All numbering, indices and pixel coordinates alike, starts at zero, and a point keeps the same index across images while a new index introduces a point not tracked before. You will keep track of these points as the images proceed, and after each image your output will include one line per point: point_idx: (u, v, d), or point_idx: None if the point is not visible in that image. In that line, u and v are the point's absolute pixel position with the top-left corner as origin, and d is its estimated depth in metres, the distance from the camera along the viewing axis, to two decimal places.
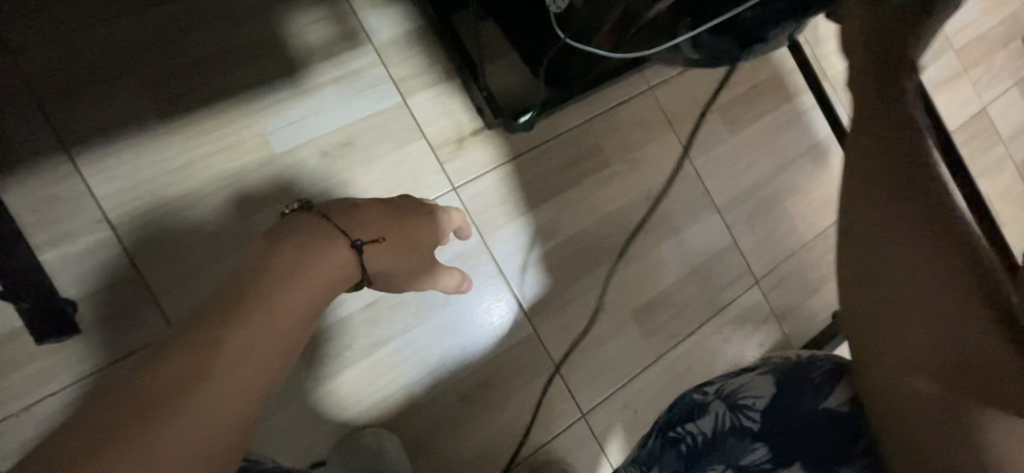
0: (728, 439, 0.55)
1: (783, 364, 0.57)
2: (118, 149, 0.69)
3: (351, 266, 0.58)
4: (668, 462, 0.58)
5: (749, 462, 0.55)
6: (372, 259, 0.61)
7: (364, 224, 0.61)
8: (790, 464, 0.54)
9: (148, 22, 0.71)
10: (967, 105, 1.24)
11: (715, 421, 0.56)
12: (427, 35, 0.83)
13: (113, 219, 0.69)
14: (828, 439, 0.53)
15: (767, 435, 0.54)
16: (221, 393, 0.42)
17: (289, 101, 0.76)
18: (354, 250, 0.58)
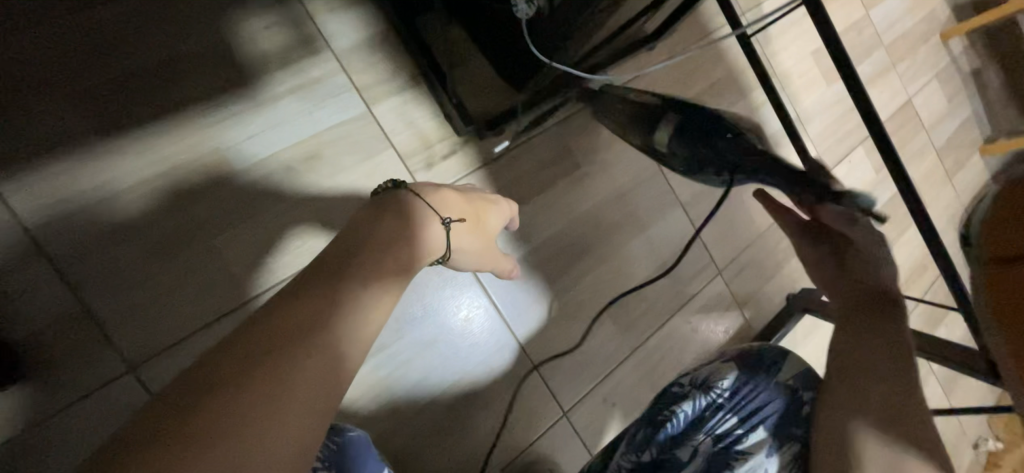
0: (704, 414, 0.70)
1: (740, 353, 0.74)
2: (47, 173, 0.62)
3: (439, 240, 0.60)
4: (656, 440, 0.69)
5: (722, 430, 0.68)
6: (456, 236, 0.63)
7: (448, 203, 0.63)
8: (754, 427, 0.68)
9: (74, 31, 0.64)
10: (895, 98, 1.35)
11: (693, 402, 0.70)
12: (389, 39, 0.80)
13: (50, 252, 0.62)
14: (783, 408, 0.69)
15: (734, 406, 0.69)
16: (318, 371, 0.43)
17: (245, 114, 0.71)
18: (445, 225, 0.61)
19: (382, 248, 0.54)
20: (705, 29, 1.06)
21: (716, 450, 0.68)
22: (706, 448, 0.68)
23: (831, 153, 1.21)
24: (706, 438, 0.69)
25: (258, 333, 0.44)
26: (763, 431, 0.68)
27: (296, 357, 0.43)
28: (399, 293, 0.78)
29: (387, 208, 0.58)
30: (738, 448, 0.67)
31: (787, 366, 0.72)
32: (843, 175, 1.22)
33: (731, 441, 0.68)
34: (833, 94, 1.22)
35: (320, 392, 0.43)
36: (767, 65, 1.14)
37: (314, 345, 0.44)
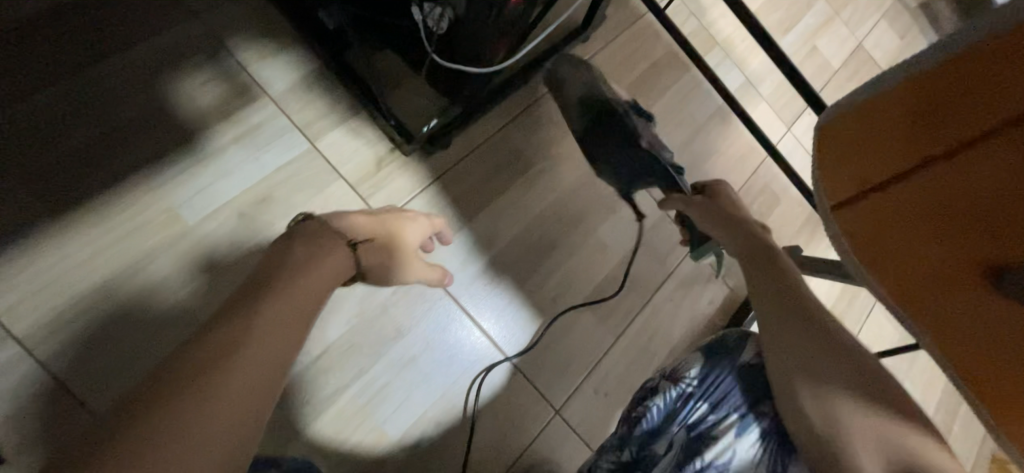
0: (675, 407, 0.60)
1: (708, 339, 0.63)
2: (7, 259, 0.65)
3: (348, 262, 0.63)
4: (635, 436, 0.61)
5: (695, 420, 0.58)
6: (368, 255, 0.65)
7: (354, 225, 0.65)
8: (728, 415, 0.57)
9: (17, 119, 0.67)
10: (844, 44, 1.36)
11: (663, 395, 0.60)
12: (323, 75, 0.82)
13: (19, 333, 0.64)
14: (756, 391, 0.58)
15: (707, 395, 0.58)
16: (230, 401, 0.44)
17: (192, 170, 0.74)
18: (352, 247, 0.63)
19: (303, 273, 0.56)
20: (637, 12, 1.08)
21: (691, 443, 0.57)
22: (681, 441, 0.58)
23: (788, 109, 1.21)
24: (681, 430, 0.59)
25: (184, 354, 0.45)
26: (737, 413, 0.57)
27: (221, 375, 0.45)
28: (368, 320, 0.79)
29: (299, 235, 0.61)
30: (712, 441, 0.56)
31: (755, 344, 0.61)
32: (804, 128, 1.22)
33: (704, 431, 0.57)
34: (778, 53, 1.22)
35: (232, 423, 0.43)
36: (707, 36, 1.15)
37: (223, 377, 0.45)
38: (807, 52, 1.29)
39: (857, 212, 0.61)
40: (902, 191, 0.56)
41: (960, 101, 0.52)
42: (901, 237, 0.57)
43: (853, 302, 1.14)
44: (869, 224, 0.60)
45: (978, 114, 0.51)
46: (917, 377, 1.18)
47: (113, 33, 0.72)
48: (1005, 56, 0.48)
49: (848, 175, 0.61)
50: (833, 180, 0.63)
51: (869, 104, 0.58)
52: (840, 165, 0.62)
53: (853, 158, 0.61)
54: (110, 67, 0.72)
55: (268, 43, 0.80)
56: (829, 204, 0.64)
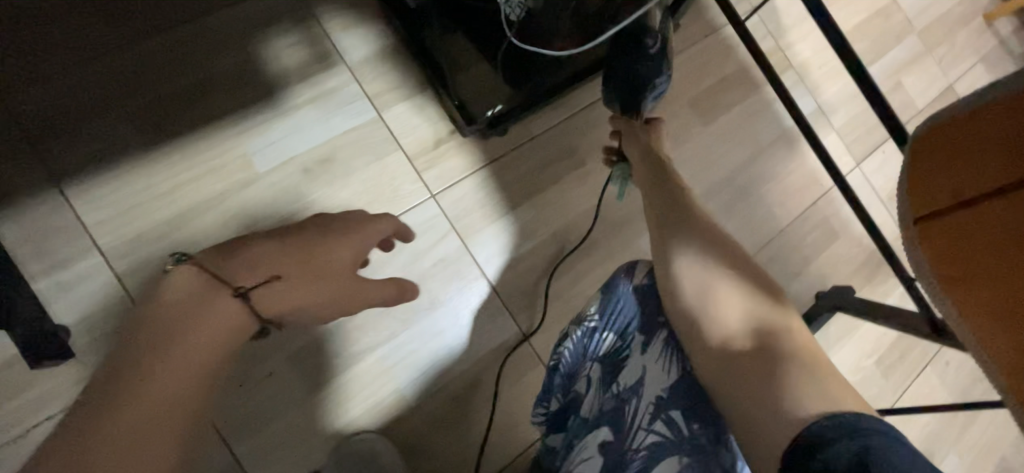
0: (586, 346, 0.61)
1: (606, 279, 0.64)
2: (104, 179, 0.72)
3: (239, 314, 0.55)
4: (559, 384, 0.64)
5: (604, 353, 0.60)
6: (264, 299, 0.56)
7: (254, 264, 0.57)
8: (632, 339, 0.59)
9: (129, 55, 0.74)
10: (933, 84, 1.27)
11: (571, 338, 0.62)
12: (398, 51, 0.87)
13: (103, 245, 0.71)
14: (650, 309, 0.61)
15: (609, 327, 0.60)
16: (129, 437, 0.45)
17: (268, 123, 0.79)
18: (238, 298, 0.55)
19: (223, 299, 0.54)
20: (713, 25, 1.06)
21: (607, 375, 0.59)
22: (597, 377, 0.59)
23: (860, 144, 1.15)
24: (596, 365, 0.60)
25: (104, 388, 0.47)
26: (640, 337, 0.59)
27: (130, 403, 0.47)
28: None
29: (311, 229, 0.61)
30: (625, 366, 0.58)
31: (642, 268, 0.64)
32: (875, 166, 1.15)
33: (618, 360, 0.59)
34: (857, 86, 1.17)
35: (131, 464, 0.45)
36: (783, 57, 1.11)
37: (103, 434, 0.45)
38: (890, 88, 1.22)
39: (933, 232, 0.48)
40: (971, 216, 0.45)
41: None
42: (962, 268, 0.46)
43: (905, 356, 1.07)
44: (940, 250, 0.48)
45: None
46: (966, 448, 1.08)
47: None
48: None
49: (917, 195, 0.50)
50: (913, 191, 0.51)
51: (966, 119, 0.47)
52: (911, 190, 0.51)
53: (943, 166, 0.48)
54: (212, 20, 0.78)
55: (353, 15, 0.85)
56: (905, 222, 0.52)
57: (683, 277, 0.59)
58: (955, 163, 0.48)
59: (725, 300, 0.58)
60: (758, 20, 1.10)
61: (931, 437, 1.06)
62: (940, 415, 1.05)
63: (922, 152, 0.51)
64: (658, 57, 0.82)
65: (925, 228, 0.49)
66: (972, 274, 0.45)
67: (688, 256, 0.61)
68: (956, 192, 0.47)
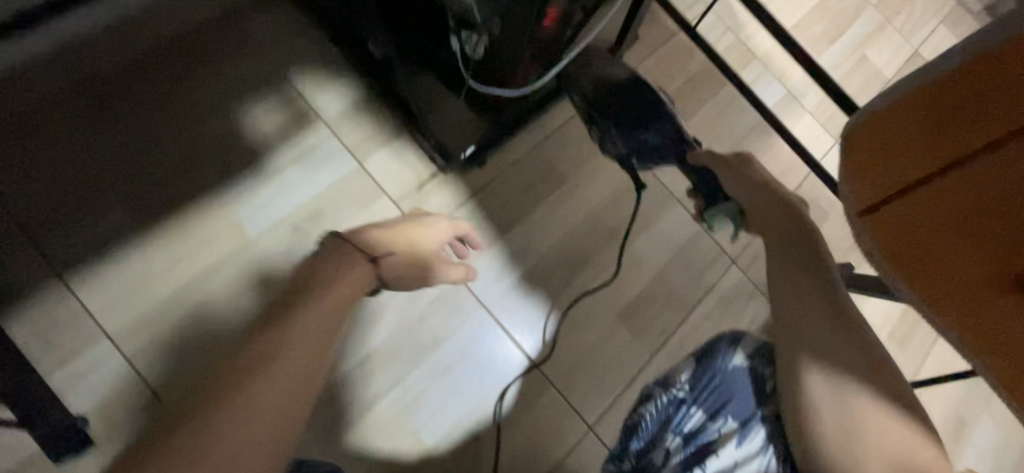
0: (670, 415, 0.60)
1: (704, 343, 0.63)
2: (104, 266, 0.74)
3: (367, 277, 0.65)
4: (632, 451, 0.62)
5: (690, 428, 0.60)
6: (390, 267, 0.68)
7: (374, 242, 0.68)
8: (724, 421, 0.59)
9: (117, 145, 0.78)
10: (898, 52, 1.29)
11: (655, 402, 0.62)
12: (372, 101, 0.90)
13: (109, 330, 0.73)
14: (753, 395, 0.60)
15: (701, 402, 0.60)
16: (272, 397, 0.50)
17: (256, 189, 0.82)
18: (372, 263, 0.66)
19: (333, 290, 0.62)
20: (671, 29, 1.08)
21: (690, 451, 0.59)
22: (678, 450, 0.60)
23: (835, 121, 1.16)
24: (677, 438, 0.60)
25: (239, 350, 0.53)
26: (730, 418, 0.59)
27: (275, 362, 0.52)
28: (408, 328, 0.84)
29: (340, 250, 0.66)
30: (712, 450, 0.59)
31: (746, 342, 0.62)
32: None
33: (705, 440, 0.59)
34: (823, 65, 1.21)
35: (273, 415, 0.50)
36: (744, 49, 1.14)
37: (224, 425, 0.47)
38: (856, 62, 1.24)
39: (889, 216, 0.55)
40: (924, 195, 0.53)
41: (965, 110, 0.51)
42: (920, 242, 0.54)
43: (916, 325, 1.06)
44: (900, 229, 0.55)
45: (983, 125, 0.50)
46: (997, 411, 1.06)
47: (196, 69, 0.83)
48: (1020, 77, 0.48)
49: (875, 180, 0.56)
50: (862, 185, 0.57)
51: (886, 117, 0.55)
52: (864, 177, 0.57)
53: (880, 159, 0.56)
54: (192, 99, 0.82)
55: (325, 73, 0.88)
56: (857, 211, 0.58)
57: (815, 390, 0.56)
58: (915, 138, 0.53)
59: (871, 427, 0.54)
60: (715, 18, 1.13)
61: (958, 404, 1.04)
62: (963, 380, 1.03)
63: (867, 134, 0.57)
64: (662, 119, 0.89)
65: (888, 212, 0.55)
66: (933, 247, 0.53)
67: (819, 357, 0.57)
68: (905, 177, 0.54)
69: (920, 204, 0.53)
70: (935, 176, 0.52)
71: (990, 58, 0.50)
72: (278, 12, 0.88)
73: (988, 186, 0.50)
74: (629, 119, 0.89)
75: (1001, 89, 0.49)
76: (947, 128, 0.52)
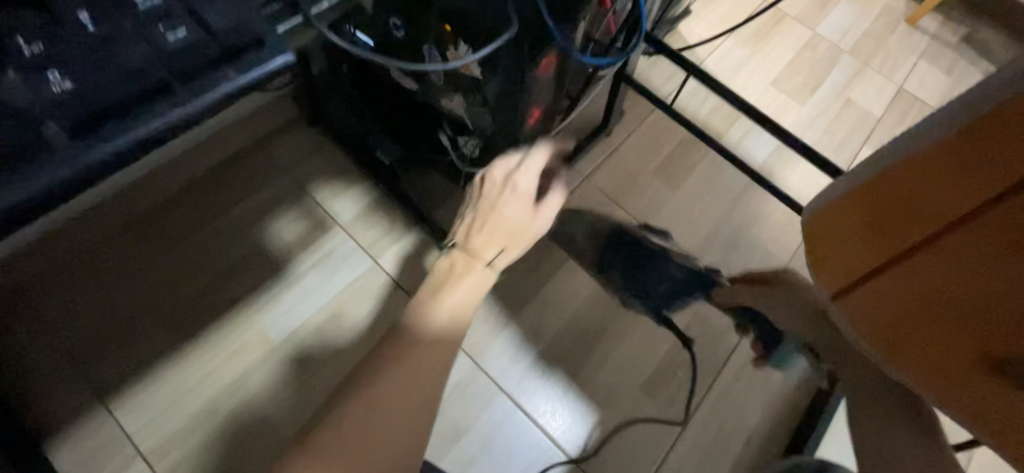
0: None
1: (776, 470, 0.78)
2: (141, 386, 0.79)
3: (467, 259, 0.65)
4: None
5: None
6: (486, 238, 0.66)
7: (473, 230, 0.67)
8: None
9: (157, 270, 0.86)
10: (882, 91, 1.33)
11: None
12: (383, 202, 0.97)
13: (144, 451, 0.76)
14: None
15: None
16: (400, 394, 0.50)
17: (280, 296, 0.88)
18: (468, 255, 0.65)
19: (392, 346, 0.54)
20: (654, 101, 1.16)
21: None
22: None
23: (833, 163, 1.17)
24: None
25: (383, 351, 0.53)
26: None
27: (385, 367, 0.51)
28: None
29: None
30: None
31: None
32: None
33: None
34: (809, 113, 1.26)
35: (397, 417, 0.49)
36: (729, 109, 1.19)
37: (341, 451, 0.47)
38: (842, 106, 1.28)
39: (857, 306, 0.43)
40: (876, 290, 0.41)
41: (911, 191, 0.36)
42: (890, 333, 0.43)
43: None
44: (867, 320, 0.43)
45: (949, 205, 0.34)
46: None
47: (226, 194, 0.93)
48: (995, 143, 0.30)
49: (835, 264, 0.43)
50: (822, 272, 0.45)
51: (825, 211, 0.43)
52: (825, 262, 0.44)
53: (829, 245, 0.43)
54: (223, 221, 0.91)
55: (339, 182, 0.97)
56: (829, 292, 0.45)
57: None
58: (892, 213, 0.37)
59: None
60: (695, 85, 1.20)
61: None
62: None
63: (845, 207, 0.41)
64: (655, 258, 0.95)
65: (853, 301, 0.43)
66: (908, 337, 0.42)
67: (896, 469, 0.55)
68: (851, 271, 0.42)
69: (877, 301, 0.41)
70: (887, 266, 0.39)
71: (977, 114, 0.31)
72: (298, 136, 0.99)
73: (956, 275, 0.36)
74: (634, 264, 0.95)
75: (962, 162, 0.32)
76: (896, 213, 0.37)
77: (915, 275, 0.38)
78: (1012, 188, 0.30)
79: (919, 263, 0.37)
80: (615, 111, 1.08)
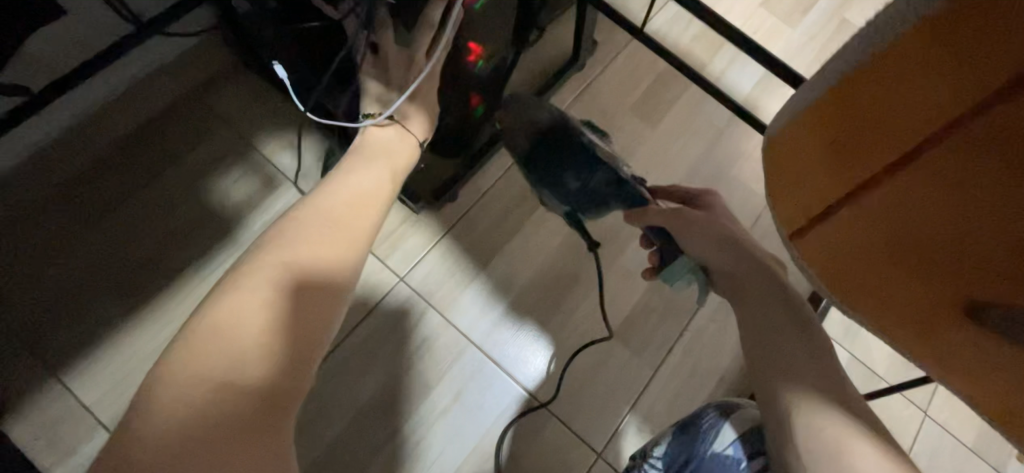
0: None
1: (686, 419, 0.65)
2: (95, 357, 0.76)
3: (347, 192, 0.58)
4: None
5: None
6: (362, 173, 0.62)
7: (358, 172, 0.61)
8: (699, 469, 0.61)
9: (96, 237, 0.80)
10: (880, 9, 1.22)
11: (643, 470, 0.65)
12: (335, 154, 0.90)
13: (106, 420, 0.74)
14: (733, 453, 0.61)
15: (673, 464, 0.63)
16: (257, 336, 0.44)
17: (231, 259, 0.83)
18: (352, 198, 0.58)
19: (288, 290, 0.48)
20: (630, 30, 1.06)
21: None
22: None
23: None
24: None
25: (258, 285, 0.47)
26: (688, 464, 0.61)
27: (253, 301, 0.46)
28: (398, 376, 0.82)
29: None
30: None
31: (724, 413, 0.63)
32: None
33: None
34: (798, 38, 1.16)
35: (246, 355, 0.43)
36: (712, 36, 1.09)
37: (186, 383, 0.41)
38: (835, 27, 1.18)
39: (823, 233, 0.53)
40: (848, 215, 0.50)
41: (883, 110, 0.43)
42: (857, 264, 0.54)
43: None
44: (832, 246, 0.53)
45: (931, 113, 0.40)
46: None
47: (163, 151, 0.85)
48: (953, 52, 0.37)
49: (791, 203, 0.54)
50: (787, 203, 0.55)
51: (798, 128, 0.49)
52: (788, 192, 0.54)
53: (801, 171, 0.51)
54: (163, 181, 0.84)
55: (287, 134, 0.90)
56: (787, 232, 0.57)
57: None
58: (864, 136, 0.45)
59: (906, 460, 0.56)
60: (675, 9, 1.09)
61: None
62: None
63: (812, 131, 0.48)
64: (598, 166, 0.79)
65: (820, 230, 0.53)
66: (872, 267, 0.53)
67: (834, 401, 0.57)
68: (827, 198, 0.50)
69: (852, 223, 0.50)
70: (857, 191, 0.48)
71: (959, 1, 0.35)
72: (234, 86, 0.90)
73: (933, 197, 0.44)
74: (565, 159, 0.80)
75: (926, 72, 0.39)
76: (876, 137, 0.44)
77: (885, 195, 0.46)
78: (992, 96, 0.37)
79: (898, 184, 0.45)
80: (586, 43, 0.98)
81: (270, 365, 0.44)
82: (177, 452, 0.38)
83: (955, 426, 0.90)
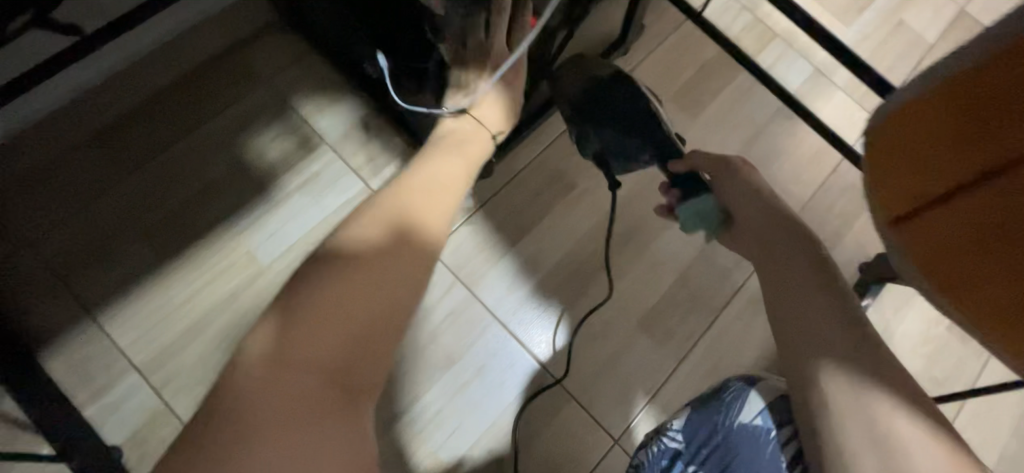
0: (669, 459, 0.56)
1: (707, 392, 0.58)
2: (129, 302, 0.78)
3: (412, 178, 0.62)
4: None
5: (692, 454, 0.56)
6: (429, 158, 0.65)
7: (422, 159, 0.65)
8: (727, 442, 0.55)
9: (135, 184, 0.81)
10: (940, 13, 1.16)
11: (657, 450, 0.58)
12: (372, 120, 0.89)
13: (137, 364, 0.76)
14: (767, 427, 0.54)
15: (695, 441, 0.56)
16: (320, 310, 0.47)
17: (264, 217, 0.83)
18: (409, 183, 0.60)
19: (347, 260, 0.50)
20: (678, 16, 1.03)
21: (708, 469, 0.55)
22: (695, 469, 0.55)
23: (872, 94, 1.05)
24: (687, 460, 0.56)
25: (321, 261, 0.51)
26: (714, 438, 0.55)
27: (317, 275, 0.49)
28: (422, 347, 0.83)
29: None
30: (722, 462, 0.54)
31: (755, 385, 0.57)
32: None
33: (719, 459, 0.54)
34: (851, 37, 1.12)
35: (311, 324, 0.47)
36: (763, 28, 1.05)
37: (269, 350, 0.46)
38: (891, 29, 1.14)
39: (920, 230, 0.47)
40: (936, 216, 0.45)
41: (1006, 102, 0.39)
42: (961, 264, 0.45)
43: None
44: (929, 242, 0.47)
45: None
46: None
47: (203, 104, 0.85)
48: None
49: (897, 185, 0.48)
50: (886, 184, 0.49)
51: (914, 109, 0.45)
52: (888, 170, 0.48)
53: (899, 156, 0.47)
54: (202, 134, 0.84)
55: (325, 96, 0.89)
56: (886, 220, 0.50)
57: None
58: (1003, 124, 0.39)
59: None
60: None
61: None
62: None
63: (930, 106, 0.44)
64: (648, 123, 0.80)
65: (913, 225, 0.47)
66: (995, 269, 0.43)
67: None
68: (921, 193, 0.46)
69: (974, 211, 0.42)
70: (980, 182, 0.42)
71: None
72: (276, 44, 0.89)
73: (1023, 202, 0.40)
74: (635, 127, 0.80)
75: None
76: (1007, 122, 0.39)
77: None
78: None
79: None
80: (635, 25, 0.95)
81: (331, 334, 0.47)
82: (263, 410, 0.43)
83: (979, 445, 0.89)
